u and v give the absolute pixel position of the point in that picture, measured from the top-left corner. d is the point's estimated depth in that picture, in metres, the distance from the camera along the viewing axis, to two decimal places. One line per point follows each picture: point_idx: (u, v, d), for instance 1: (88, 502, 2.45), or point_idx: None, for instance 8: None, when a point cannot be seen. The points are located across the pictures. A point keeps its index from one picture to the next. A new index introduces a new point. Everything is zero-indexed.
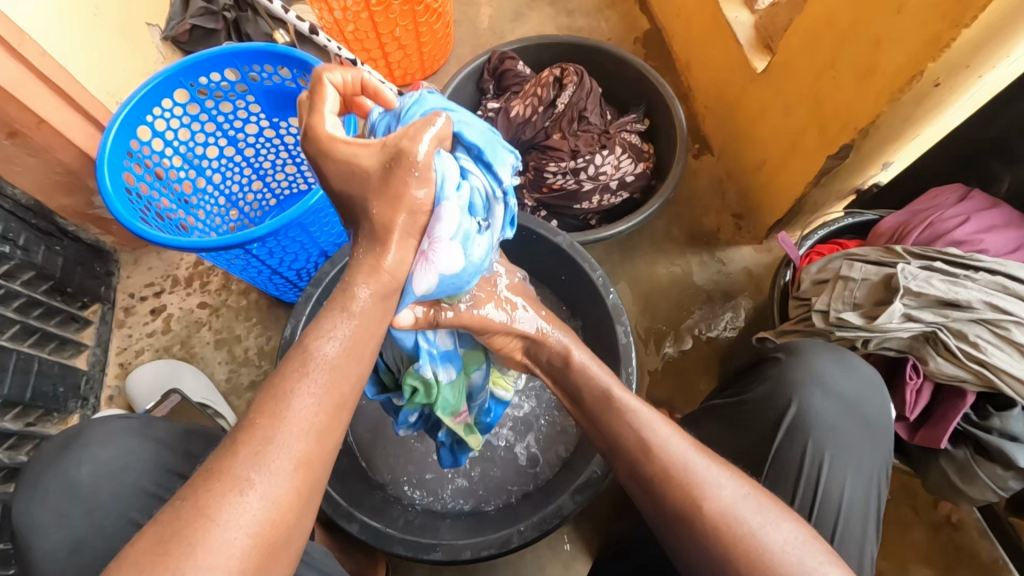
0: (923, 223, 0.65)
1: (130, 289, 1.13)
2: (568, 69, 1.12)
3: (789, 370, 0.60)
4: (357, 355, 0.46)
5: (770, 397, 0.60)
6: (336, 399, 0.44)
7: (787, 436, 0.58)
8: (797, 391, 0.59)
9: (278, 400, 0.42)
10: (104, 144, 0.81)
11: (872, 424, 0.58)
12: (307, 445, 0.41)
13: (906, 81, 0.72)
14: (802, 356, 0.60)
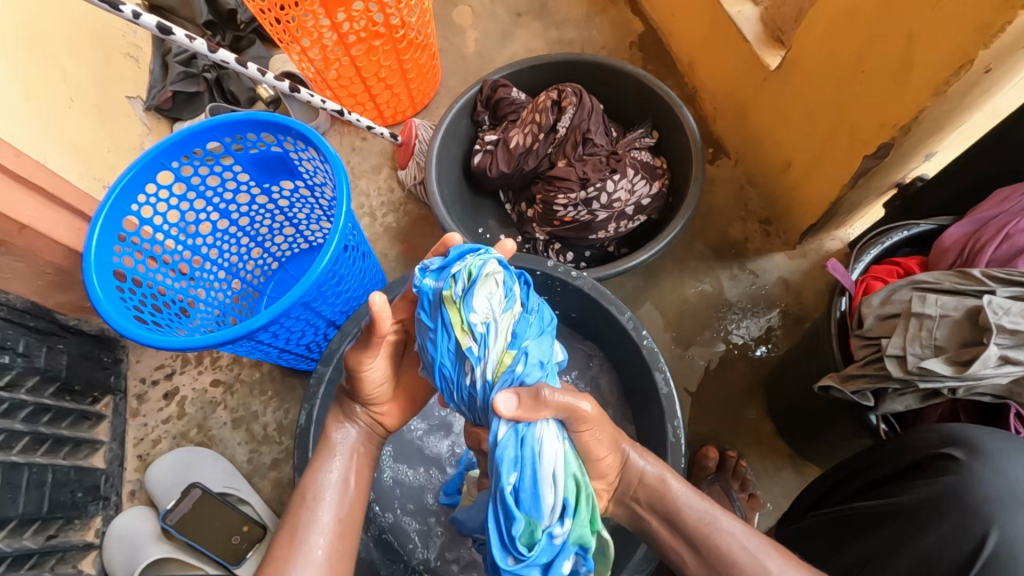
0: (999, 234, 0.57)
1: (141, 374, 1.09)
2: (565, 90, 1.05)
3: (983, 484, 0.52)
4: (349, 488, 0.63)
5: (961, 518, 0.52)
6: (340, 527, 0.59)
7: (988, 568, 0.51)
8: (996, 513, 0.51)
9: (295, 531, 0.58)
10: (89, 245, 0.76)
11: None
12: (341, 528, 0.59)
13: (954, 71, 0.64)
14: (995, 465, 0.53)
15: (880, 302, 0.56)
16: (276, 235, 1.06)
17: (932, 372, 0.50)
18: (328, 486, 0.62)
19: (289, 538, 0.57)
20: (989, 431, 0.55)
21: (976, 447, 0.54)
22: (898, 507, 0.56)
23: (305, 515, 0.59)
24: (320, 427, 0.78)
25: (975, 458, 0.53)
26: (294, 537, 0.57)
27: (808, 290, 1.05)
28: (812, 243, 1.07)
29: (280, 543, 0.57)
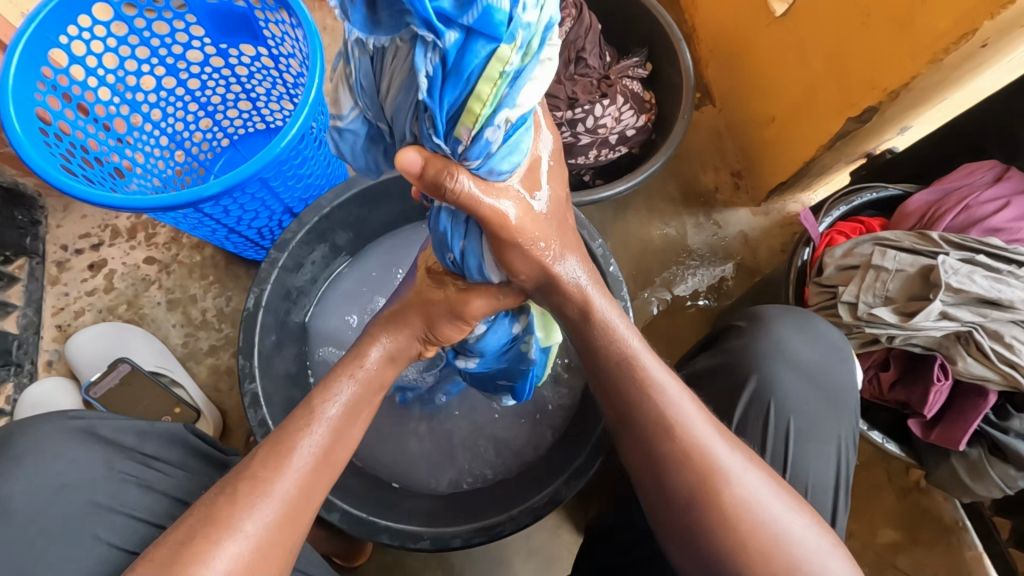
0: (959, 205, 0.60)
1: (62, 241, 0.99)
2: (566, 0, 0.99)
3: (757, 343, 0.57)
4: (353, 417, 0.51)
5: (727, 368, 0.58)
6: (332, 457, 0.49)
7: (751, 408, 0.56)
8: (760, 364, 0.56)
9: (281, 453, 0.47)
10: (6, 72, 0.66)
11: (838, 396, 0.56)
12: (312, 480, 0.47)
13: (953, 41, 0.65)
14: (764, 327, 0.58)
15: (841, 254, 0.60)
16: (229, 106, 0.94)
17: (879, 318, 0.56)
18: (333, 414, 0.50)
19: (272, 461, 0.46)
20: (781, 305, 0.60)
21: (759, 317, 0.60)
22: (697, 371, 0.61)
23: (299, 437, 0.48)
24: (269, 313, 0.74)
25: (752, 324, 0.59)
26: (282, 459, 0.47)
27: (764, 247, 1.09)
28: (777, 203, 1.11)
29: (261, 466, 0.46)
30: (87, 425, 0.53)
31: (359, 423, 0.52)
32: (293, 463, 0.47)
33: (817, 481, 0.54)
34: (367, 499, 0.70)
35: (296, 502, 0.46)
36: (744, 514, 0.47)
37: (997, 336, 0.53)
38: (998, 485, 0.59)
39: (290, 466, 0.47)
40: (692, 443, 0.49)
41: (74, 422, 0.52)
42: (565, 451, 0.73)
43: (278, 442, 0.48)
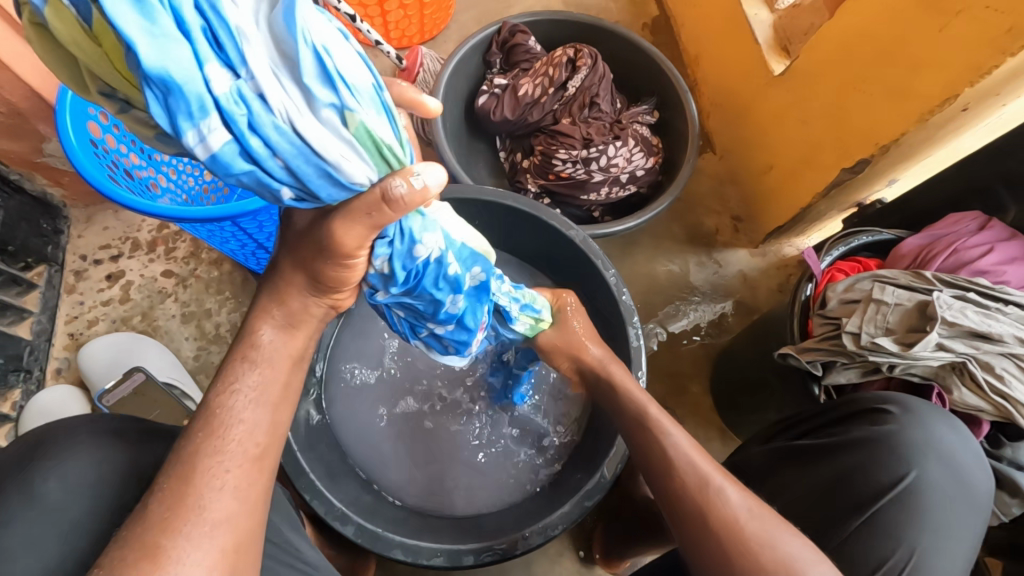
0: (948, 249, 0.66)
1: (82, 251, 1.00)
2: (582, 50, 1.07)
3: (907, 432, 0.57)
4: (268, 400, 0.49)
5: (879, 456, 0.57)
6: (254, 451, 0.46)
7: (897, 499, 0.55)
8: (916, 456, 0.56)
9: (187, 464, 0.43)
10: (66, 87, 0.70)
11: (977, 498, 0.56)
12: (239, 478, 0.44)
13: (938, 103, 0.72)
14: (917, 417, 0.58)
15: (844, 289, 0.65)
16: None
17: (881, 347, 0.60)
18: (242, 406, 0.47)
19: (179, 472, 0.43)
20: (918, 400, 0.60)
21: (906, 407, 0.60)
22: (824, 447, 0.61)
23: (206, 443, 0.44)
24: None
25: (905, 412, 0.58)
26: (190, 470, 0.43)
27: (761, 286, 1.15)
28: (773, 245, 1.17)
29: (168, 477, 0.43)
30: (117, 427, 0.51)
31: (266, 406, 0.48)
32: (201, 470, 0.43)
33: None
34: (380, 515, 0.71)
35: (251, 490, 0.44)
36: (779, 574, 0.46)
37: (990, 367, 0.57)
38: (992, 512, 0.60)
39: (207, 480, 0.43)
40: (728, 515, 0.49)
41: (104, 423, 0.51)
42: (577, 471, 0.75)
43: (188, 454, 0.44)
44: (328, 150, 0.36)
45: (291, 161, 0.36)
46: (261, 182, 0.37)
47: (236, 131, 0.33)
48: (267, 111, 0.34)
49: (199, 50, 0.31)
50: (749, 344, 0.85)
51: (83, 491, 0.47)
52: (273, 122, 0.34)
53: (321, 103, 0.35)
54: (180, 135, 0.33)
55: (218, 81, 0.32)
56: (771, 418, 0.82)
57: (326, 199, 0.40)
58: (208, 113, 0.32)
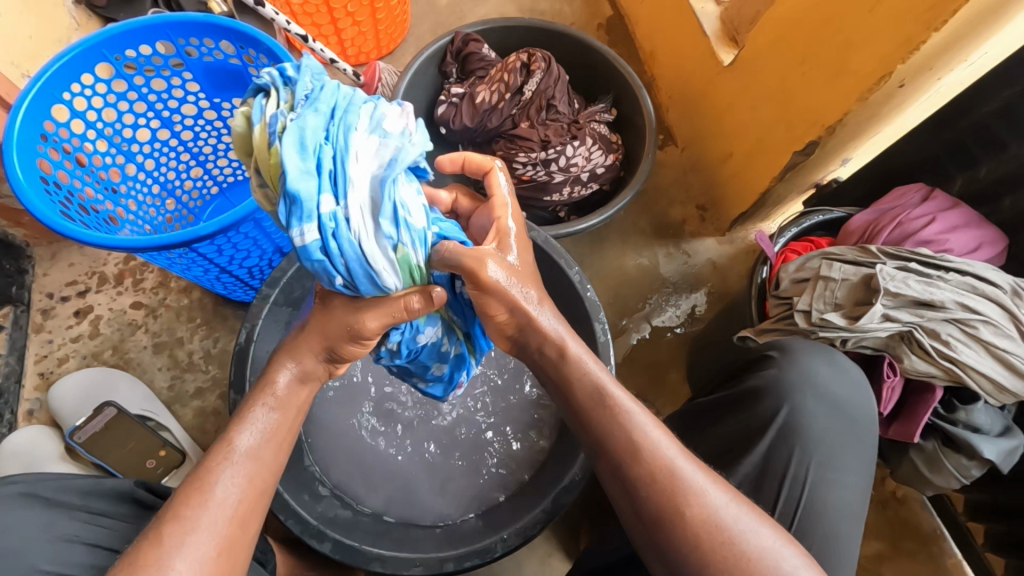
0: (893, 222, 0.68)
1: (49, 289, 1.00)
2: (535, 54, 1.08)
3: (784, 373, 0.59)
4: (277, 443, 0.53)
5: (759, 399, 0.59)
6: (258, 486, 0.49)
7: (779, 436, 0.56)
8: (790, 394, 0.57)
9: (202, 489, 0.47)
10: (12, 125, 0.70)
11: (860, 423, 0.57)
12: (241, 509, 0.47)
13: (876, 81, 0.74)
14: (792, 356, 0.59)
15: (795, 268, 0.66)
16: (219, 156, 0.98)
17: (830, 322, 0.61)
18: (249, 442, 0.51)
19: (195, 498, 0.46)
20: (807, 341, 0.62)
21: (788, 350, 0.61)
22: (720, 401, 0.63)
23: (218, 471, 0.48)
24: (260, 347, 0.76)
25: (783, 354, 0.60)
26: (204, 496, 0.46)
27: (731, 273, 1.16)
28: (740, 232, 1.18)
29: (184, 503, 0.46)
30: (26, 488, 0.51)
31: (279, 448, 0.53)
32: (214, 497, 0.47)
33: (842, 510, 0.54)
34: (359, 529, 0.71)
35: (241, 512, 0.48)
36: (705, 534, 0.45)
37: (935, 334, 0.58)
38: (955, 477, 0.62)
39: (211, 504, 0.46)
40: (658, 464, 0.49)
41: (11, 486, 0.51)
42: (553, 469, 0.75)
43: (197, 481, 0.47)
44: (372, 261, 0.49)
45: (346, 261, 0.47)
46: (321, 270, 0.47)
47: (324, 235, 0.45)
48: (349, 230, 0.46)
49: (323, 185, 0.44)
50: (716, 331, 0.86)
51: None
52: (345, 231, 0.46)
53: (384, 233, 0.49)
54: (288, 229, 0.45)
55: (325, 196, 0.44)
56: None
57: (362, 292, 0.51)
58: (311, 221, 0.44)
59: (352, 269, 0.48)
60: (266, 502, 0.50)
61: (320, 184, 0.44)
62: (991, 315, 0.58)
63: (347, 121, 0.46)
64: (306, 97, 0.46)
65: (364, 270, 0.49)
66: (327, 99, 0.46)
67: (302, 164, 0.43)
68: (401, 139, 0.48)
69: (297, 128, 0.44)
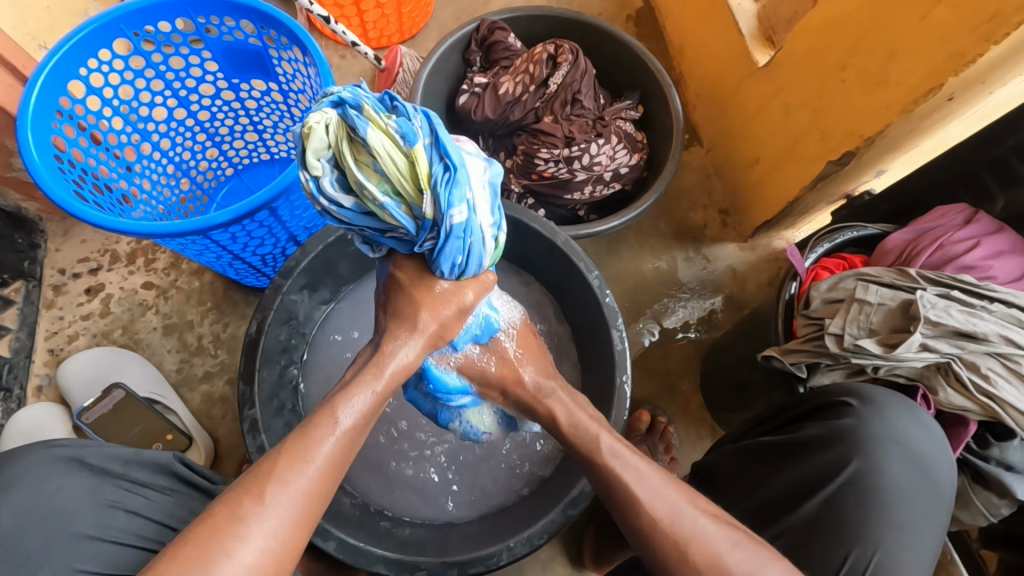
0: (933, 244, 0.65)
1: (60, 265, 0.99)
2: (562, 46, 1.05)
3: (867, 425, 0.58)
4: (368, 418, 0.54)
5: (833, 448, 0.58)
6: (340, 461, 0.50)
7: (854, 490, 0.56)
8: (870, 447, 0.57)
9: (302, 446, 0.48)
10: (27, 100, 0.68)
11: (941, 490, 0.57)
12: (325, 478, 0.48)
13: (922, 94, 0.70)
14: (878, 409, 0.59)
15: (827, 288, 0.64)
16: (236, 137, 0.96)
17: (864, 349, 0.58)
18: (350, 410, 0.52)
19: (293, 453, 0.48)
20: (878, 387, 0.61)
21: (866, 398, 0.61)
22: (793, 439, 0.62)
23: (321, 430, 0.50)
24: (271, 339, 0.75)
25: (866, 406, 0.59)
26: (304, 449, 0.48)
27: (751, 281, 1.13)
28: (762, 239, 1.15)
29: (282, 453, 0.48)
30: (74, 452, 0.53)
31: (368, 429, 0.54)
32: (313, 454, 0.48)
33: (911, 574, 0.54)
34: (364, 529, 0.70)
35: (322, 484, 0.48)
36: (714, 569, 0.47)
37: (974, 367, 0.56)
38: (983, 514, 0.61)
39: (310, 461, 0.48)
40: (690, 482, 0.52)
41: (60, 450, 0.53)
42: (562, 476, 0.74)
43: (298, 440, 0.49)
44: (486, 243, 0.58)
45: (473, 244, 0.56)
46: (454, 252, 0.55)
47: (469, 219, 0.53)
48: (478, 216, 0.55)
49: (465, 179, 0.51)
50: (734, 343, 0.84)
51: (41, 517, 0.49)
52: (476, 219, 0.54)
53: (495, 215, 0.58)
54: (443, 214, 0.50)
55: (469, 189, 0.52)
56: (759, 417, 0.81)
57: (466, 271, 0.59)
58: (462, 207, 0.51)
59: (472, 252, 0.57)
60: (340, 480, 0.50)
61: (465, 181, 0.51)
62: None
63: (455, 137, 0.53)
64: (417, 112, 0.51)
65: (477, 254, 0.58)
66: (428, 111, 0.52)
67: (455, 161, 0.50)
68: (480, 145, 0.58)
69: (440, 134, 0.50)
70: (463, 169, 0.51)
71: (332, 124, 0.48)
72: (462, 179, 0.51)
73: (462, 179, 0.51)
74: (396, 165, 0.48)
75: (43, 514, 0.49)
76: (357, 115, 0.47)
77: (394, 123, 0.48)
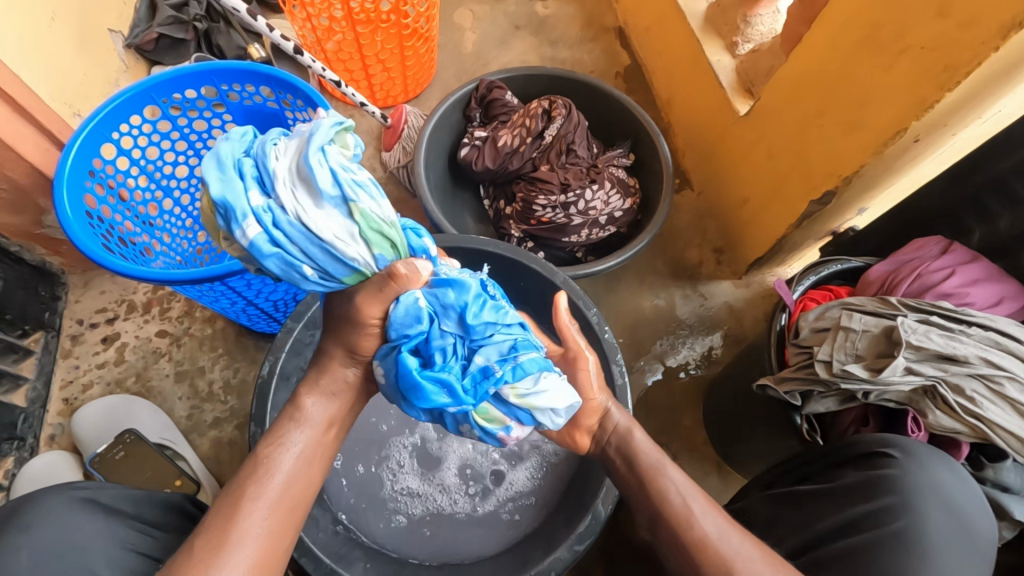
0: (913, 274, 0.68)
1: (79, 315, 1.03)
2: (556, 101, 1.12)
3: (909, 476, 0.59)
4: (309, 460, 0.56)
5: (875, 499, 0.59)
6: (288, 504, 0.53)
7: (897, 542, 0.56)
8: (911, 498, 0.58)
9: (234, 505, 0.50)
10: (64, 162, 0.74)
11: (980, 543, 0.58)
12: (273, 525, 0.51)
13: (889, 137, 0.76)
14: (918, 459, 0.59)
15: (814, 318, 0.67)
16: None
17: (852, 374, 0.61)
18: (287, 459, 0.55)
19: (226, 513, 0.50)
20: (919, 440, 0.62)
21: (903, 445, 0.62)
22: (835, 489, 0.62)
23: (251, 485, 0.52)
24: (282, 381, 0.77)
25: (907, 455, 0.60)
26: (235, 505, 0.50)
27: (748, 316, 1.16)
28: (756, 276, 1.19)
29: (214, 517, 0.50)
30: (88, 495, 0.55)
31: (312, 464, 0.57)
32: (246, 507, 0.50)
33: None
34: (372, 571, 0.70)
35: (275, 526, 0.51)
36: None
37: (960, 389, 0.58)
38: None
39: (245, 517, 0.50)
40: None
41: (75, 492, 0.55)
42: (568, 512, 0.74)
43: (229, 500, 0.51)
44: (330, 242, 0.50)
45: (303, 247, 0.50)
46: (288, 264, 0.51)
47: (265, 226, 0.49)
48: (286, 215, 0.49)
49: (248, 186, 0.49)
50: (732, 375, 0.86)
51: (54, 556, 0.50)
52: (282, 223, 0.49)
53: (325, 199, 0.49)
54: (234, 235, 0.50)
55: (254, 196, 0.49)
56: (761, 449, 0.82)
57: (336, 275, 0.53)
58: (248, 219, 0.48)
59: (315, 262, 0.51)
60: (296, 516, 0.53)
61: (248, 191, 0.49)
62: (1016, 371, 0.58)
63: (263, 139, 0.51)
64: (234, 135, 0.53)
65: (319, 260, 0.51)
66: (241, 130, 0.53)
67: (229, 175, 0.49)
68: (316, 127, 0.51)
69: (212, 154, 0.51)
70: (236, 176, 0.49)
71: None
72: (241, 189, 0.49)
73: (247, 191, 0.49)
74: (222, 202, 0.54)
75: (57, 550, 0.50)
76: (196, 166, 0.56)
77: (209, 161, 0.54)
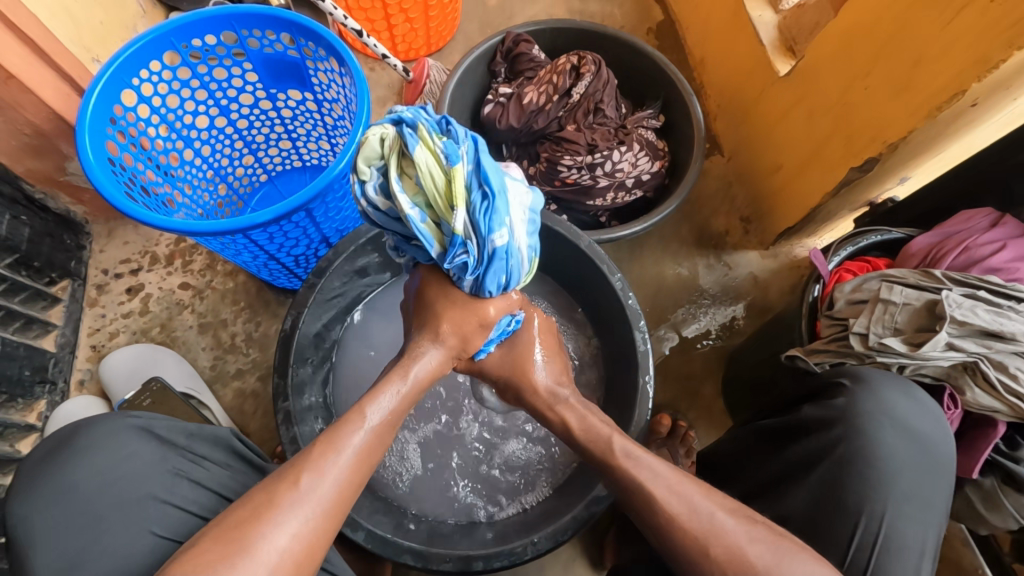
0: (959, 246, 0.66)
1: (104, 265, 1.04)
2: (585, 57, 1.07)
3: (860, 402, 0.58)
4: (380, 436, 0.54)
5: (827, 427, 0.59)
6: (351, 478, 0.50)
7: (850, 472, 0.56)
8: (864, 422, 0.57)
9: (297, 469, 0.49)
10: (85, 108, 0.73)
11: (939, 463, 0.57)
12: (335, 502, 0.48)
13: (946, 98, 0.71)
14: (869, 386, 0.59)
15: (851, 290, 0.66)
16: (271, 145, 1.01)
17: (889, 347, 0.60)
18: (358, 433, 0.53)
19: (290, 476, 0.48)
20: (886, 378, 0.60)
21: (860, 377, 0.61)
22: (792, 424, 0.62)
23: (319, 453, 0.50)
24: (304, 335, 0.77)
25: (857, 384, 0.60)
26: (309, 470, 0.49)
27: (773, 287, 1.14)
28: (784, 246, 1.15)
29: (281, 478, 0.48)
30: (141, 426, 0.57)
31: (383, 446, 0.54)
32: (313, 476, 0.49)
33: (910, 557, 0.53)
34: (391, 521, 0.71)
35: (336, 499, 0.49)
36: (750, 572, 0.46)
37: (1003, 367, 0.57)
38: (1014, 517, 0.60)
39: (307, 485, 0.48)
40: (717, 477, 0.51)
41: (126, 423, 0.56)
42: (584, 474, 0.75)
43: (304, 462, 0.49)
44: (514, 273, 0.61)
45: (502, 271, 0.58)
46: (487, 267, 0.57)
47: (498, 244, 0.55)
48: (510, 241, 0.56)
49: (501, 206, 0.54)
50: (755, 346, 0.85)
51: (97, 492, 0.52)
52: (506, 250, 0.56)
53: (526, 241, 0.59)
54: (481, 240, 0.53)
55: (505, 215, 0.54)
56: None
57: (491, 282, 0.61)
58: (500, 235, 0.53)
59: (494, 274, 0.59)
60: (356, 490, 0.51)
61: (500, 204, 0.53)
62: None
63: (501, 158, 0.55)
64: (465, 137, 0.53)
65: (502, 277, 0.60)
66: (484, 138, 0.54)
67: (494, 187, 0.53)
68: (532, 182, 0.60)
69: (482, 159, 0.52)
70: (500, 189, 0.53)
71: (385, 134, 0.52)
72: (496, 202, 0.53)
73: (501, 211, 0.53)
74: (438, 187, 0.51)
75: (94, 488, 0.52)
76: (411, 133, 0.51)
77: (438, 139, 0.52)
